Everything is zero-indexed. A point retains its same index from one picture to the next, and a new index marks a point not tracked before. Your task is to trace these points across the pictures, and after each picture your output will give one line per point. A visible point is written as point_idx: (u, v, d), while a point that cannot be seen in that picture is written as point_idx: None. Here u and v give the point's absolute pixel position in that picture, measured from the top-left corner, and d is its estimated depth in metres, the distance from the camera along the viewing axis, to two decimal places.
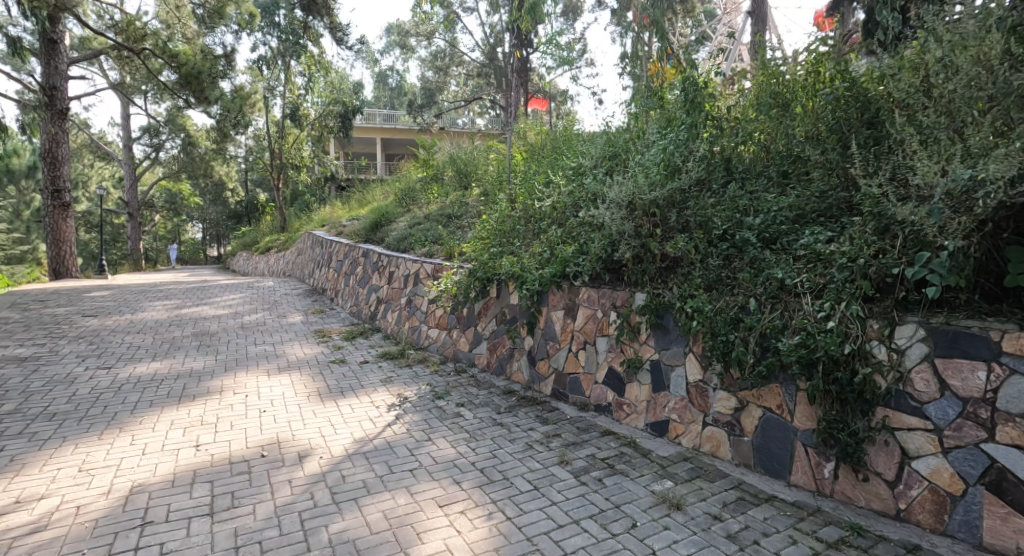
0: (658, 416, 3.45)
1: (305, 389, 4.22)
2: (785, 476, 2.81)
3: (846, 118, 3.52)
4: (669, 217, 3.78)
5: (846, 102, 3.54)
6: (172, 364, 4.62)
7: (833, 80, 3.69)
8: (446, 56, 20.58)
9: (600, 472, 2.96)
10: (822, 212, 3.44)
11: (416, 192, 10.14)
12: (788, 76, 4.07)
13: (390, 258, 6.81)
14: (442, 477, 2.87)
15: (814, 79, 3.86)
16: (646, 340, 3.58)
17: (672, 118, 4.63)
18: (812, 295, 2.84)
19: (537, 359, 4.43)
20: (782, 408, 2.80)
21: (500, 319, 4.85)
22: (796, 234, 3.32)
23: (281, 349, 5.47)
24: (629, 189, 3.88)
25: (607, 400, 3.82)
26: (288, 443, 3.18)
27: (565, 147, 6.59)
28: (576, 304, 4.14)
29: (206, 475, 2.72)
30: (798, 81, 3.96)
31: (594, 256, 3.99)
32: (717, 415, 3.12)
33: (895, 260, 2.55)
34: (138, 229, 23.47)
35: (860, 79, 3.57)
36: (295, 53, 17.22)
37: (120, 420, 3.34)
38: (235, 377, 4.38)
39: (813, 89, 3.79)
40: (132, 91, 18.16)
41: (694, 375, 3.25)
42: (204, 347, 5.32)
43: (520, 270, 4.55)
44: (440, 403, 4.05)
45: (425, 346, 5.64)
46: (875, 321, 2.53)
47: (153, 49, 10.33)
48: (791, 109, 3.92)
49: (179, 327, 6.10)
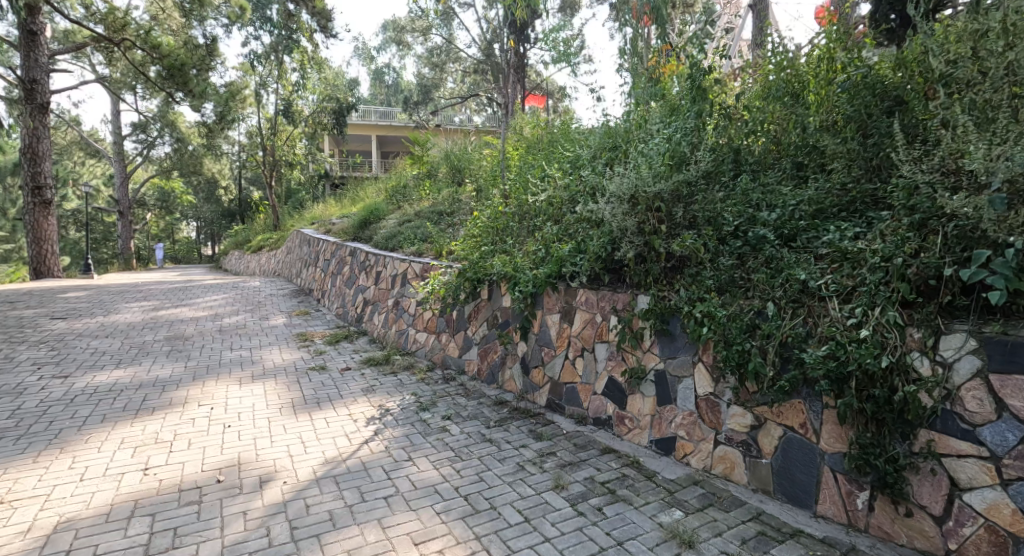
0: (664, 432, 3.12)
1: (278, 401, 3.86)
2: (810, 505, 2.47)
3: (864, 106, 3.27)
4: (675, 211, 3.43)
5: (862, 89, 3.29)
6: (136, 373, 4.26)
7: (847, 67, 3.44)
8: (441, 52, 19.26)
9: (600, 499, 2.63)
10: (842, 206, 3.19)
11: (409, 189, 9.82)
12: (798, 65, 3.80)
13: (378, 257, 6.46)
14: (420, 507, 2.53)
15: (826, 67, 3.60)
16: (650, 347, 3.25)
17: (677, 107, 4.31)
18: (839, 299, 2.53)
19: (530, 367, 4.09)
20: (806, 427, 2.47)
21: (492, 323, 4.51)
22: (817, 230, 3.03)
23: (259, 354, 5.12)
24: (632, 182, 3.52)
25: (607, 413, 3.48)
26: (249, 465, 2.84)
27: (562, 141, 6.25)
28: (573, 307, 3.79)
29: (148, 507, 2.39)
30: (810, 71, 3.70)
31: (593, 255, 3.63)
32: (731, 433, 2.79)
33: (938, 261, 2.24)
34: (128, 228, 23.08)
35: (877, 66, 3.33)
36: (288, 47, 16.76)
37: (63, 439, 3.00)
38: (203, 387, 4.03)
39: (827, 77, 3.53)
40: (120, 87, 17.72)
41: (705, 387, 2.92)
42: (176, 352, 4.97)
43: (513, 270, 4.22)
44: (425, 416, 3.70)
45: (413, 351, 5.29)
46: (915, 330, 2.21)
47: (133, 39, 9.89)
48: (804, 97, 3.64)
49: (152, 330, 5.74)
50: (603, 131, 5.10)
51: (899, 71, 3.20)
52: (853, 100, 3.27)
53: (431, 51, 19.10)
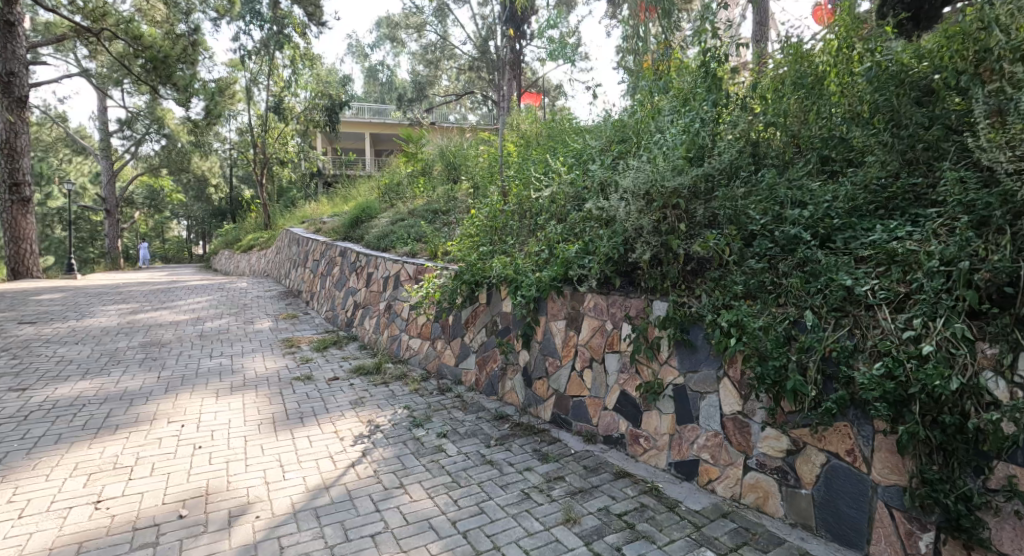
0: (685, 454, 2.80)
1: (257, 417, 3.52)
2: (860, 545, 2.16)
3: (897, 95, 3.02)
4: (694, 209, 3.10)
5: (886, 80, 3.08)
6: (102, 385, 3.90)
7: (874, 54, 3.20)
8: (436, 50, 18.61)
9: (617, 536, 2.32)
10: (880, 203, 2.89)
11: (402, 187, 9.48)
12: (817, 57, 3.57)
13: (368, 257, 6.13)
14: (413, 547, 2.20)
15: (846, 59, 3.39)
16: (667, 360, 2.94)
17: (691, 97, 4.00)
18: (890, 307, 2.23)
19: (533, 378, 3.77)
20: (855, 455, 2.16)
21: (490, 330, 4.17)
22: (856, 229, 2.73)
23: (240, 362, 4.78)
24: (648, 177, 3.20)
25: (620, 431, 3.16)
26: (218, 496, 2.50)
27: (564, 137, 5.95)
28: (580, 313, 3.47)
29: (93, 551, 2.05)
30: (830, 64, 3.47)
31: (603, 257, 3.29)
32: (764, 459, 2.47)
33: (1012, 264, 1.95)
34: (116, 228, 22.57)
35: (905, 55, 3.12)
36: (278, 43, 16.31)
37: (7, 465, 2.65)
38: (175, 401, 3.68)
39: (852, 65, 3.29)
40: (106, 82, 17.25)
41: (732, 405, 2.61)
42: (149, 361, 4.60)
43: (514, 272, 3.89)
44: (419, 433, 3.38)
45: (405, 358, 4.96)
46: (988, 345, 1.90)
47: (111, 28, 9.43)
48: (825, 86, 3.39)
49: (126, 336, 5.37)
50: (608, 124, 4.80)
51: (932, 57, 2.98)
52: (879, 89, 3.05)
53: (425, 48, 18.74)
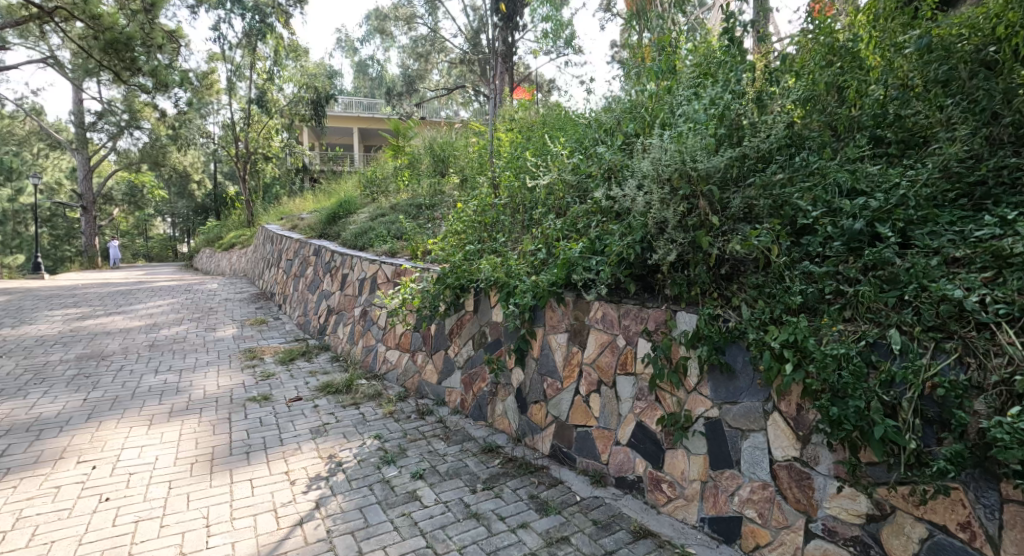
0: (722, 509, 2.21)
1: (193, 451, 2.91)
2: None
3: (965, 62, 2.48)
4: (729, 199, 2.48)
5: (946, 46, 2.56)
6: (11, 414, 3.26)
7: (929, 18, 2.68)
8: (427, 41, 17.88)
9: None
10: (961, 190, 2.28)
11: (388, 182, 8.84)
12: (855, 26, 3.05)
13: (344, 257, 5.50)
14: None
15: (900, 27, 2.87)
16: (697, 387, 2.34)
17: (712, 70, 3.36)
18: (1014, 327, 1.64)
19: (528, 401, 3.15)
20: (973, 531, 1.58)
21: (478, 342, 3.55)
22: (938, 223, 2.12)
23: (189, 377, 4.15)
24: (672, 157, 2.56)
25: (636, 473, 2.56)
26: None
27: (563, 124, 5.31)
28: (585, 325, 2.86)
29: None
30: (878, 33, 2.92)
31: (615, 257, 2.67)
32: (834, 525, 1.89)
33: None
34: (91, 224, 21.67)
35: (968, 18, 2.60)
36: (262, 34, 15.16)
37: None
38: (95, 433, 3.05)
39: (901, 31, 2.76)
40: (78, 73, 16.44)
41: (786, 449, 2.02)
42: (80, 379, 3.95)
43: (505, 275, 3.28)
44: (390, 472, 2.78)
45: (382, 373, 4.35)
46: None
47: (69, 7, 8.62)
48: (862, 58, 2.80)
49: (63, 348, 4.70)
50: (612, 105, 4.13)
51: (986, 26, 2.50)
52: (935, 59, 2.57)
53: (415, 39, 17.88)
